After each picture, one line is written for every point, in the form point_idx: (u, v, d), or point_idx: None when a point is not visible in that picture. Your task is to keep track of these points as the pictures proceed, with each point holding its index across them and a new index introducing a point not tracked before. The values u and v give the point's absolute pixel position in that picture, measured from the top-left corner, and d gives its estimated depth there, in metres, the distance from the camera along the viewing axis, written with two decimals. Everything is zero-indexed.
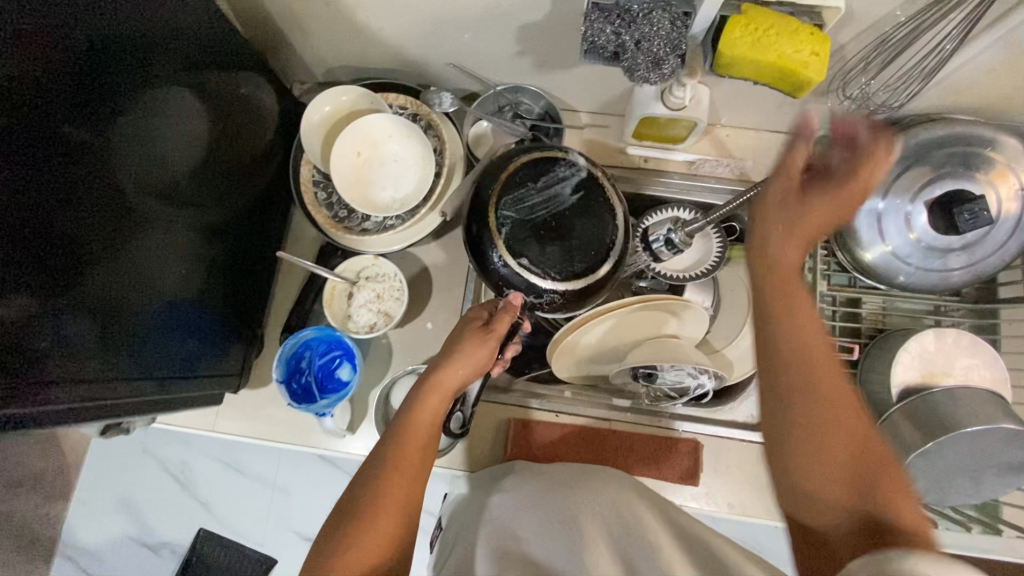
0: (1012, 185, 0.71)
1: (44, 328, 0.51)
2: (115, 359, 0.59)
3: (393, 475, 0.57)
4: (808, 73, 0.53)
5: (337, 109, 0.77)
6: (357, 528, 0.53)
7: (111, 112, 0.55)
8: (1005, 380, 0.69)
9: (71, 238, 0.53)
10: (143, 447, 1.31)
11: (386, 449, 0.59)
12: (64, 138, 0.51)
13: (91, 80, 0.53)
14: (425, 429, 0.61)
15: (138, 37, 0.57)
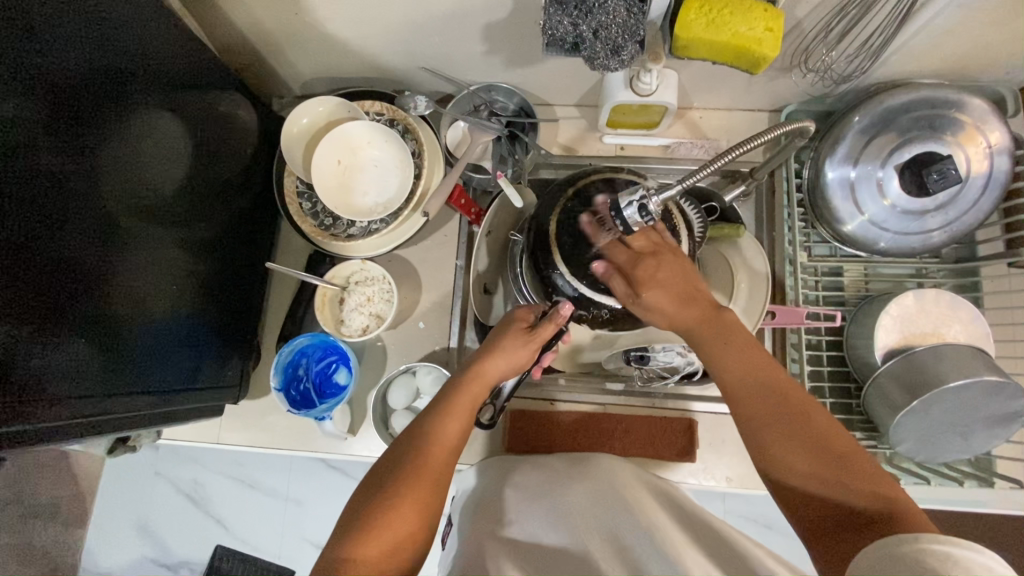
0: (981, 145, 0.72)
1: (44, 351, 0.53)
2: (115, 378, 0.61)
3: (427, 464, 0.56)
4: (763, 50, 0.54)
5: (314, 121, 0.79)
6: (374, 527, 0.51)
7: (93, 141, 0.57)
8: (986, 335, 0.70)
9: (60, 263, 0.54)
10: (155, 469, 1.33)
11: (420, 437, 0.59)
12: (48, 167, 0.53)
13: (71, 111, 0.55)
14: (459, 421, 0.61)
15: (112, 66, 0.59)
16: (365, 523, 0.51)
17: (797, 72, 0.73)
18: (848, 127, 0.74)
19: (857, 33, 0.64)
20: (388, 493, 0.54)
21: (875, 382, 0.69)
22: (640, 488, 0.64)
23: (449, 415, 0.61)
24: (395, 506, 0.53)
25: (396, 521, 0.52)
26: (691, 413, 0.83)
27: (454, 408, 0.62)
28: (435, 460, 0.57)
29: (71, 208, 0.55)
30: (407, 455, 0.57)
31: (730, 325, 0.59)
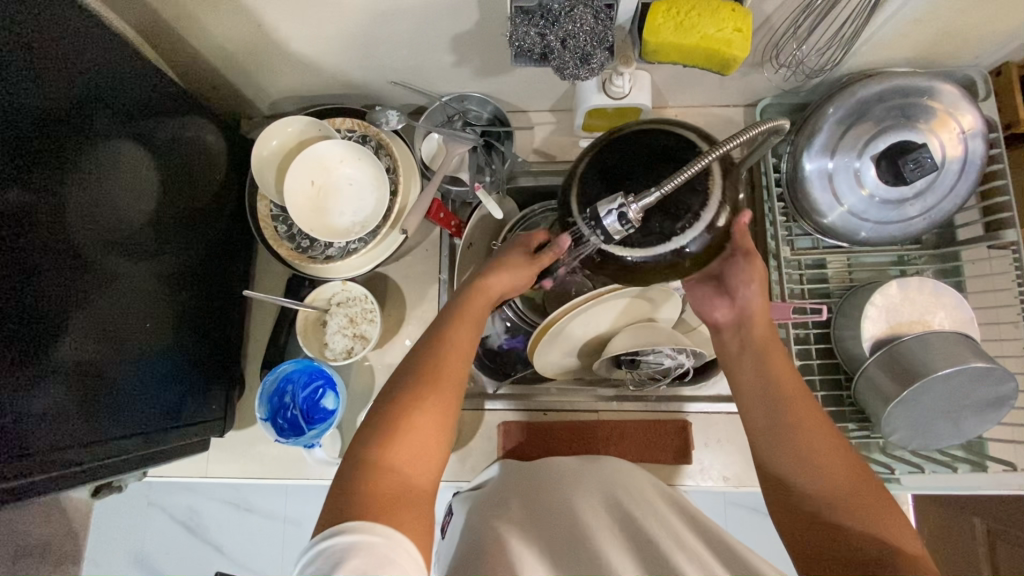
0: (954, 130, 0.72)
1: (21, 398, 0.52)
2: (93, 420, 0.59)
3: (442, 374, 0.55)
4: (733, 51, 0.54)
5: (284, 143, 0.77)
6: (395, 437, 0.50)
7: (56, 177, 0.55)
8: (970, 320, 0.71)
9: (29, 308, 0.52)
10: (148, 499, 1.31)
11: (431, 348, 0.56)
12: (9, 208, 0.51)
13: (30, 147, 0.53)
14: (468, 332, 0.59)
15: (68, 97, 0.57)
16: (387, 431, 0.51)
17: (770, 67, 0.73)
18: (824, 119, 0.74)
19: (826, 26, 0.63)
20: (406, 401, 0.52)
21: (865, 371, 0.69)
22: (650, 489, 0.66)
23: (459, 324, 0.59)
24: (412, 415, 0.52)
25: (417, 431, 0.51)
26: (685, 415, 0.83)
27: (464, 317, 0.60)
28: (451, 371, 0.55)
29: (36, 250, 0.53)
30: (420, 366, 0.55)
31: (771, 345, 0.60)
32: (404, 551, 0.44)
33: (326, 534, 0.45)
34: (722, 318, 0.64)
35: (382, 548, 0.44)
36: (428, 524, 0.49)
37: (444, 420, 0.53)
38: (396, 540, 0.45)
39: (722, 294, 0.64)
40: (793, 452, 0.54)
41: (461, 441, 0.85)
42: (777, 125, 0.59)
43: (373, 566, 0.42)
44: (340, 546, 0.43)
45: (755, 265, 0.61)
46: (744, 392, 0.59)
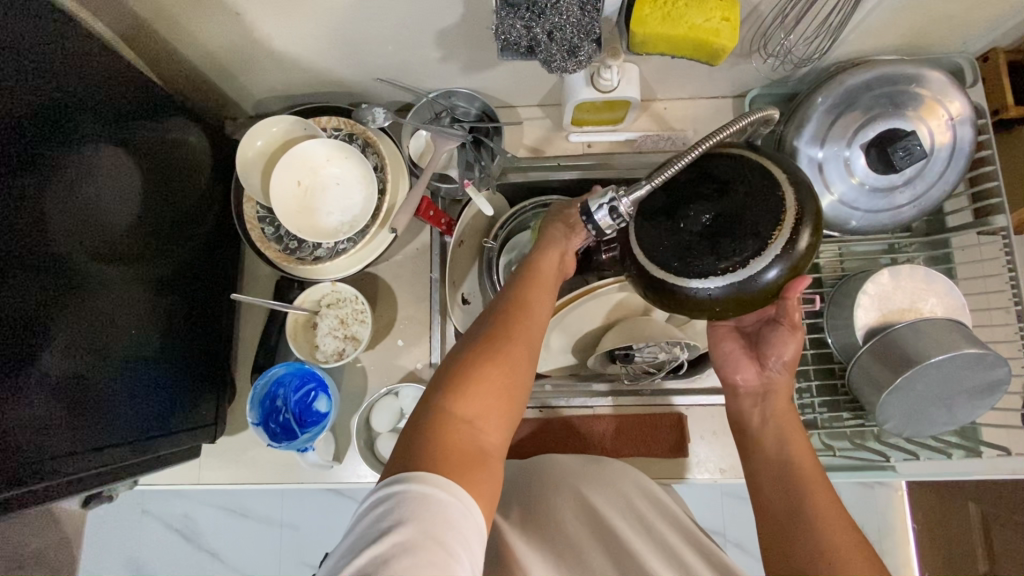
0: (942, 117, 0.72)
1: (8, 411, 0.50)
2: (82, 430, 0.58)
3: (512, 334, 0.55)
4: (721, 41, 0.53)
5: (269, 143, 0.76)
6: (469, 390, 0.51)
7: (36, 182, 0.54)
8: (962, 306, 0.71)
9: (10, 318, 0.51)
10: (143, 507, 1.32)
11: (505, 310, 0.57)
12: None
13: (10, 151, 0.51)
14: (541, 291, 0.59)
15: (45, 99, 0.55)
16: (462, 384, 0.51)
17: (757, 57, 0.73)
18: (812, 109, 0.74)
19: (813, 15, 0.63)
20: (481, 356, 0.53)
21: (858, 361, 0.69)
22: (648, 499, 0.68)
23: (532, 287, 0.59)
24: (487, 370, 0.52)
25: (492, 386, 0.52)
26: (681, 407, 0.83)
27: (536, 280, 0.59)
28: (526, 330, 0.56)
29: (16, 258, 0.52)
30: (495, 323, 0.56)
31: (789, 418, 0.61)
32: (468, 514, 0.45)
33: (396, 479, 0.45)
34: (746, 383, 0.64)
35: (449, 506, 0.44)
36: (495, 486, 0.49)
37: (516, 380, 0.53)
38: (462, 501, 0.45)
39: (752, 357, 0.64)
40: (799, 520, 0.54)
41: None
42: (768, 116, 0.59)
43: (438, 523, 0.43)
44: (409, 494, 0.44)
45: (796, 336, 0.61)
46: (759, 468, 0.59)
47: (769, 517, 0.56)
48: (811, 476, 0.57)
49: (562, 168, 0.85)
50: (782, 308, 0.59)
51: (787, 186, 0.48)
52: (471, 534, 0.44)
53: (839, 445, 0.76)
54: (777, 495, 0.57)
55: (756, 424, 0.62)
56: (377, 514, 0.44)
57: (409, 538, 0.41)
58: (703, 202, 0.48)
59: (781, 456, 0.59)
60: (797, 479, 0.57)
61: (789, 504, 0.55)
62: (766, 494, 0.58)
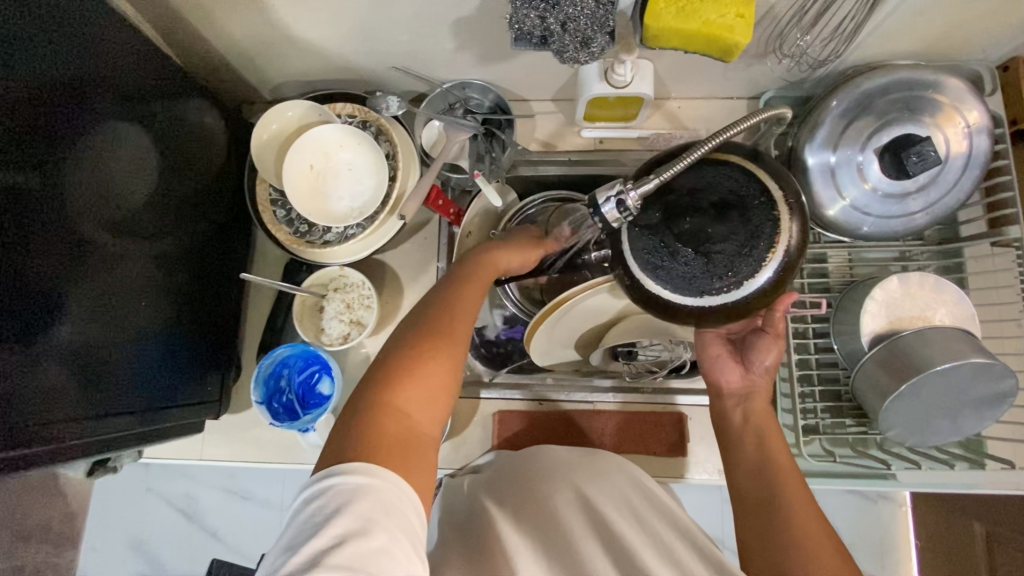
0: (959, 125, 0.71)
1: (23, 375, 0.52)
2: (91, 399, 0.60)
3: (448, 328, 0.56)
4: (735, 37, 0.53)
5: (284, 127, 0.77)
6: (408, 382, 0.52)
7: (58, 157, 0.56)
8: (972, 316, 0.70)
9: (29, 286, 0.53)
10: (147, 485, 1.38)
11: (442, 303, 0.58)
12: (12, 188, 0.51)
13: (35, 127, 0.53)
14: (480, 287, 0.61)
15: (68, 79, 0.57)
16: (398, 375, 0.52)
17: (773, 58, 0.72)
18: (826, 112, 0.73)
19: (831, 16, 0.63)
20: (414, 349, 0.53)
21: (862, 367, 0.69)
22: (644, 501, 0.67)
23: (467, 282, 0.60)
24: (425, 362, 0.53)
25: (431, 378, 0.53)
26: (684, 407, 0.83)
27: (476, 279, 0.61)
28: (462, 326, 0.57)
29: (37, 228, 0.54)
30: (433, 317, 0.56)
31: (763, 409, 0.63)
32: (407, 500, 0.47)
33: (331, 472, 0.47)
34: (729, 386, 0.64)
35: (383, 491, 0.46)
36: (429, 472, 0.51)
37: (451, 375, 0.54)
38: (402, 488, 0.47)
39: (739, 362, 0.64)
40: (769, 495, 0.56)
41: (456, 428, 0.84)
42: (779, 112, 0.58)
43: (379, 512, 0.45)
44: (346, 487, 0.46)
45: (779, 344, 0.63)
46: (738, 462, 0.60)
47: (742, 493, 0.58)
48: (783, 459, 0.58)
49: (573, 163, 0.85)
50: (768, 316, 0.62)
51: (784, 209, 0.48)
52: (411, 515, 0.47)
53: (841, 452, 0.75)
54: (755, 493, 0.58)
55: (736, 412, 0.64)
56: (316, 509, 0.46)
57: (346, 525, 0.44)
58: (704, 216, 0.48)
59: (757, 445, 0.60)
60: (769, 460, 0.59)
61: (762, 496, 0.57)
62: (744, 492, 0.58)
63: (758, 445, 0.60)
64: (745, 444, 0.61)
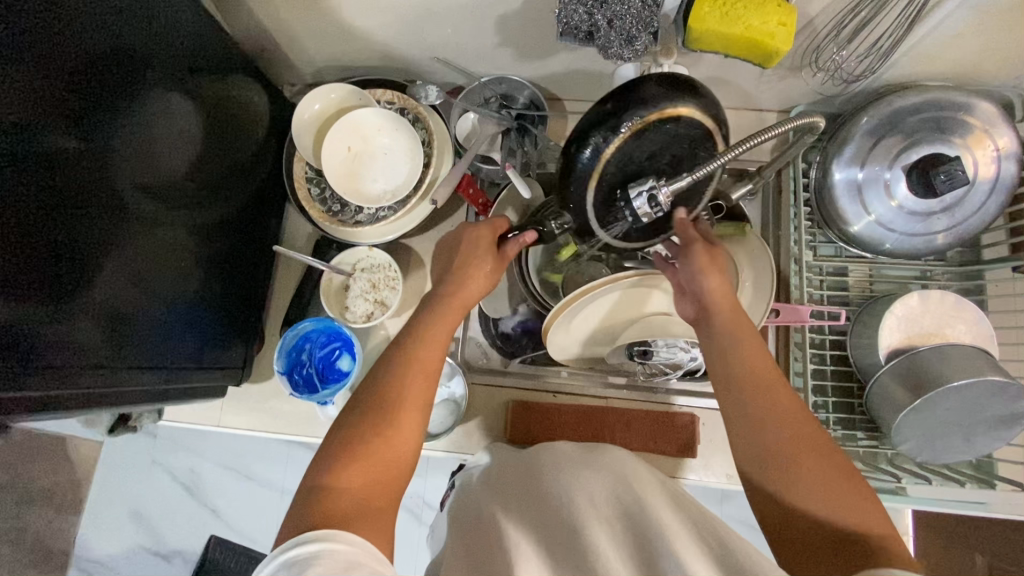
0: (988, 149, 0.72)
1: (55, 325, 0.54)
2: (119, 356, 0.61)
3: (404, 396, 0.57)
4: (776, 44, 0.55)
5: (326, 108, 0.80)
6: (361, 460, 0.54)
7: (105, 119, 0.57)
8: (991, 336, 0.71)
9: (68, 243, 0.54)
10: (152, 458, 1.46)
11: (396, 364, 0.59)
12: (60, 149, 0.53)
13: (85, 90, 0.55)
14: (438, 347, 0.61)
15: (121, 47, 0.58)
16: (351, 458, 0.54)
17: (807, 71, 0.74)
18: (855, 129, 0.75)
19: (869, 32, 0.64)
20: (371, 428, 0.55)
21: (878, 379, 0.69)
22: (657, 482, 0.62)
23: (426, 337, 0.61)
24: (381, 436, 0.55)
25: (386, 449, 0.55)
26: (694, 409, 0.83)
27: (435, 332, 0.61)
28: (417, 391, 0.58)
29: (81, 187, 0.55)
30: (389, 387, 0.57)
31: (733, 328, 0.59)
32: (368, 554, 0.48)
33: (288, 545, 0.48)
34: (690, 313, 0.64)
35: (341, 553, 0.46)
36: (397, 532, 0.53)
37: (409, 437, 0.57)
38: (359, 545, 0.48)
39: (682, 294, 0.64)
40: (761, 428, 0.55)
41: (468, 414, 0.85)
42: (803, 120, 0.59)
43: (337, 570, 0.45)
44: (302, 556, 0.46)
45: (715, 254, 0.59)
46: (732, 385, 0.57)
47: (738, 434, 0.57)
48: (769, 385, 0.56)
49: None
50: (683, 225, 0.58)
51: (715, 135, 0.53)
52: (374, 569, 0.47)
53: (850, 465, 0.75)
54: (748, 428, 0.56)
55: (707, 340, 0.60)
56: None
57: None
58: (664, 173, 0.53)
59: (740, 369, 0.57)
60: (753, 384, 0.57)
61: (763, 435, 0.55)
62: (731, 409, 0.58)
63: (740, 374, 0.57)
64: (728, 374, 0.58)
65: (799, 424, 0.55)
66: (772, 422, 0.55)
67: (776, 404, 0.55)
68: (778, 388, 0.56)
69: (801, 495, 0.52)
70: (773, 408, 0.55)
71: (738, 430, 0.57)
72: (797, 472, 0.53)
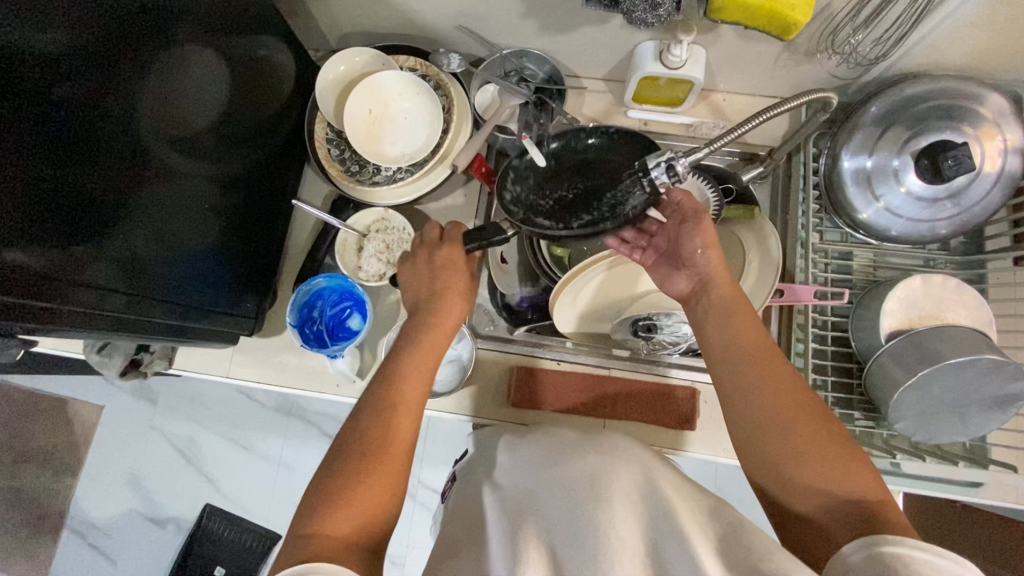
0: (998, 143, 0.74)
1: (81, 267, 0.55)
2: (141, 303, 0.63)
3: (386, 441, 0.58)
4: (795, 15, 0.57)
5: (350, 70, 0.81)
6: (345, 505, 0.54)
7: (135, 71, 0.58)
8: (989, 321, 0.72)
9: (93, 187, 0.55)
10: (152, 424, 1.47)
11: (376, 409, 0.60)
12: (91, 99, 0.54)
13: (118, 42, 0.56)
14: (421, 380, 0.64)
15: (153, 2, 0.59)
16: (329, 503, 0.54)
17: (823, 56, 0.75)
18: (865, 117, 0.76)
19: (886, 17, 0.66)
20: (350, 472, 0.56)
21: (877, 359, 0.70)
22: (660, 467, 0.61)
23: (409, 379, 0.63)
24: (358, 478, 0.56)
25: (364, 491, 0.55)
26: (696, 384, 0.85)
27: (416, 372, 0.64)
28: (401, 434, 0.59)
29: (111, 134, 0.57)
30: (372, 428, 0.59)
31: (728, 305, 0.63)
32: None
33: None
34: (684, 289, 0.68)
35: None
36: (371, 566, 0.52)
37: (392, 476, 0.57)
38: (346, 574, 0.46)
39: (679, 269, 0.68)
40: (756, 408, 0.57)
41: (473, 379, 0.87)
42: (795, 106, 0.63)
43: None
44: None
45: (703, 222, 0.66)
46: (725, 359, 0.61)
47: (734, 422, 0.59)
48: (760, 360, 0.59)
49: None
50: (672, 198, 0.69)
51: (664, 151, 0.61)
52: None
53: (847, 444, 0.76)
54: (745, 409, 0.58)
55: (701, 323, 0.64)
56: None
57: None
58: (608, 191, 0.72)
59: (733, 347, 0.61)
60: (744, 359, 0.60)
61: (759, 417, 0.57)
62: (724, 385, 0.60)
63: (733, 351, 0.61)
64: (722, 352, 0.61)
65: (794, 400, 0.56)
66: (764, 400, 0.57)
67: (771, 379, 0.58)
68: (771, 364, 0.59)
69: (800, 471, 0.53)
70: (766, 377, 0.58)
71: (731, 411, 0.59)
72: (789, 441, 0.55)
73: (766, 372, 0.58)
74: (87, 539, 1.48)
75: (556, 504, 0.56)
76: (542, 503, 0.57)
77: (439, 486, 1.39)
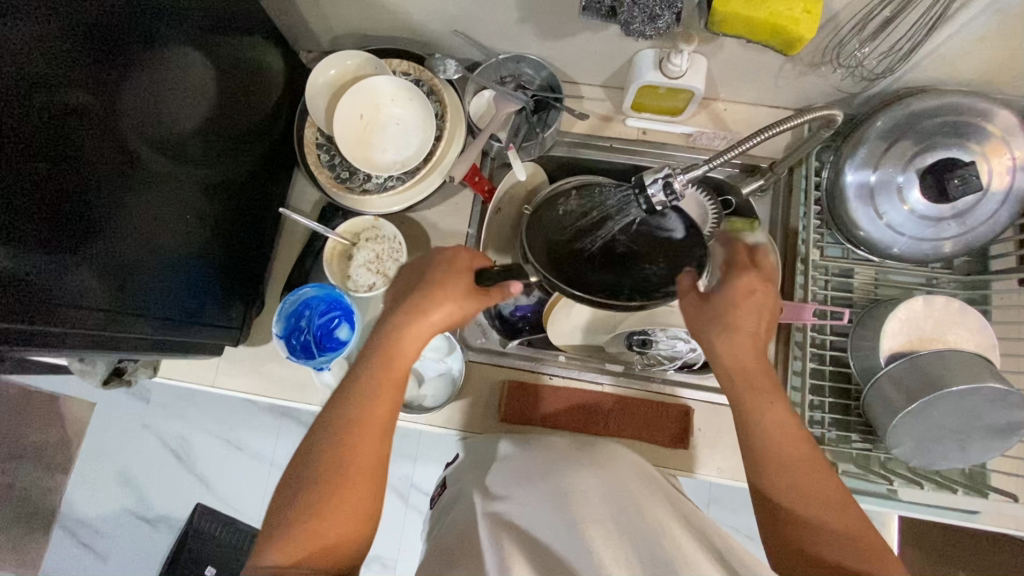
0: (1005, 160, 0.72)
1: (57, 279, 0.53)
2: (121, 314, 0.61)
3: (349, 463, 0.54)
4: (799, 30, 0.55)
5: (341, 74, 0.79)
6: (309, 529, 0.52)
7: (117, 75, 0.56)
8: (991, 344, 0.71)
9: (74, 195, 0.54)
10: (143, 422, 1.46)
11: (341, 429, 0.55)
12: (69, 104, 0.52)
13: (97, 44, 0.54)
14: (391, 391, 0.58)
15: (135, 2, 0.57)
16: (288, 530, 0.52)
17: (827, 68, 0.73)
18: (869, 131, 0.74)
19: (894, 30, 0.64)
20: (315, 496, 0.53)
21: (876, 382, 0.69)
22: (651, 481, 0.60)
23: (377, 392, 0.57)
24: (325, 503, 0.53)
25: (330, 519, 0.52)
26: (691, 401, 0.83)
27: (381, 387, 0.57)
28: (366, 453, 0.55)
29: (89, 141, 0.54)
30: (336, 449, 0.55)
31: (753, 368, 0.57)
32: None
33: None
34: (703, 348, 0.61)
35: None
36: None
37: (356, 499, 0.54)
38: None
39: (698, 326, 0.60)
40: (782, 486, 0.53)
41: (463, 392, 0.85)
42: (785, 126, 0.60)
43: None
44: None
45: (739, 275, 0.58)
46: (750, 429, 0.56)
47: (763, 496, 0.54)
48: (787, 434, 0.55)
49: (615, 149, 0.86)
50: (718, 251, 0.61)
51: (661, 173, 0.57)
52: None
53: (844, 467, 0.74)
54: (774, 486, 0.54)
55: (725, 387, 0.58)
56: None
57: None
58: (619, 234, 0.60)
59: (761, 417, 0.55)
60: (770, 432, 0.55)
61: (788, 495, 0.53)
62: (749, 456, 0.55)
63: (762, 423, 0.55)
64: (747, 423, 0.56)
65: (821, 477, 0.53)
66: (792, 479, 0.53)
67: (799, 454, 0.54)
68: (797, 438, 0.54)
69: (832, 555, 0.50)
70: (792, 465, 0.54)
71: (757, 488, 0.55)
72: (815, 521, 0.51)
73: (778, 449, 0.54)
74: (77, 536, 1.47)
75: (544, 532, 0.55)
76: (529, 530, 0.56)
77: (431, 491, 1.38)
